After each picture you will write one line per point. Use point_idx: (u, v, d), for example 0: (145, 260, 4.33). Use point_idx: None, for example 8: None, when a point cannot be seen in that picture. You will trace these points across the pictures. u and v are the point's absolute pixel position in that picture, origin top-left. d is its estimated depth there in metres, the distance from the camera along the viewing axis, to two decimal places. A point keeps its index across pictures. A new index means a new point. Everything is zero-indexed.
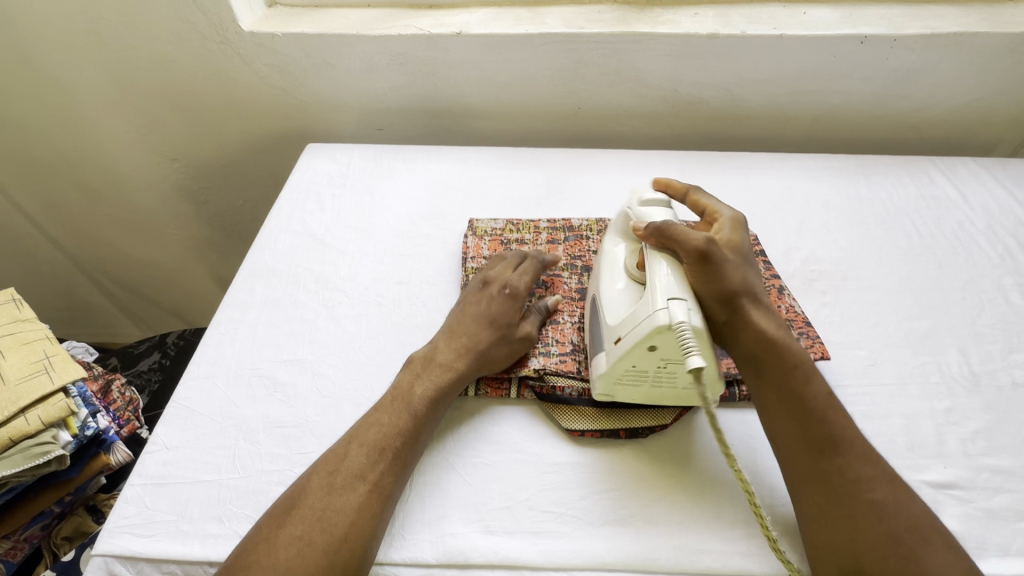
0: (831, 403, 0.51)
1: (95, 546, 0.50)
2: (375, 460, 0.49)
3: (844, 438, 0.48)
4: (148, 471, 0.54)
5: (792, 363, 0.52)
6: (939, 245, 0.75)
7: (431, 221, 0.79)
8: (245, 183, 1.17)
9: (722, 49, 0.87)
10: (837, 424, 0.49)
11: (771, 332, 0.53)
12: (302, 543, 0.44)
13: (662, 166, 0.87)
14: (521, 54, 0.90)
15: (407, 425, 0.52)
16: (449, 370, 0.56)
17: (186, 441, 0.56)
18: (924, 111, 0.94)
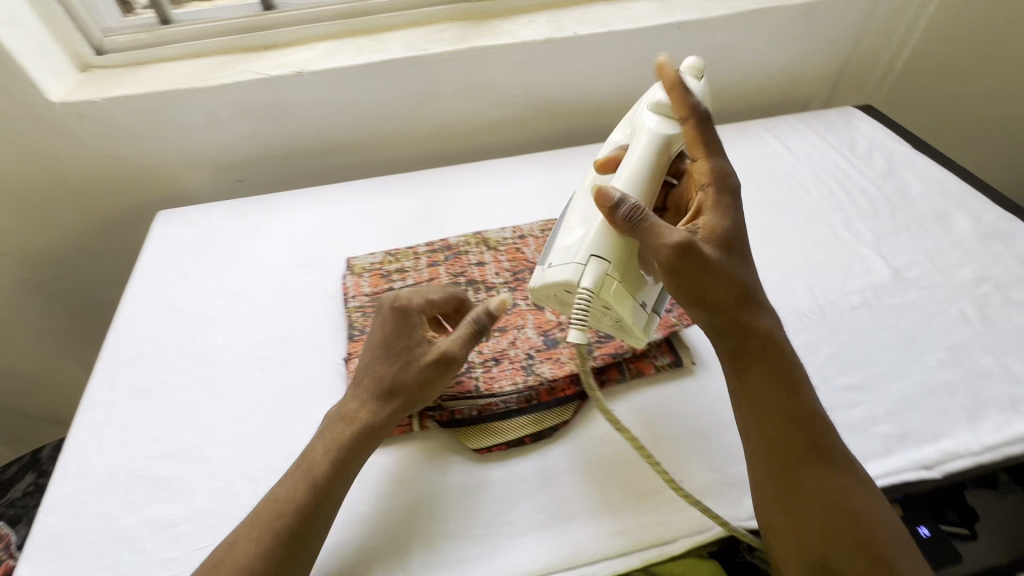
0: (786, 385, 0.51)
1: None
2: (266, 543, 0.46)
3: (785, 420, 0.50)
4: None
5: (780, 372, 0.51)
6: (777, 197, 0.84)
7: (307, 268, 0.76)
8: (100, 263, 1.06)
9: (561, 51, 0.92)
10: (778, 404, 0.50)
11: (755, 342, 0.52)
12: None
13: (528, 172, 0.91)
14: (371, 83, 0.89)
15: (308, 501, 0.48)
16: (357, 425, 0.52)
17: (57, 572, 0.50)
18: (747, 81, 1.05)
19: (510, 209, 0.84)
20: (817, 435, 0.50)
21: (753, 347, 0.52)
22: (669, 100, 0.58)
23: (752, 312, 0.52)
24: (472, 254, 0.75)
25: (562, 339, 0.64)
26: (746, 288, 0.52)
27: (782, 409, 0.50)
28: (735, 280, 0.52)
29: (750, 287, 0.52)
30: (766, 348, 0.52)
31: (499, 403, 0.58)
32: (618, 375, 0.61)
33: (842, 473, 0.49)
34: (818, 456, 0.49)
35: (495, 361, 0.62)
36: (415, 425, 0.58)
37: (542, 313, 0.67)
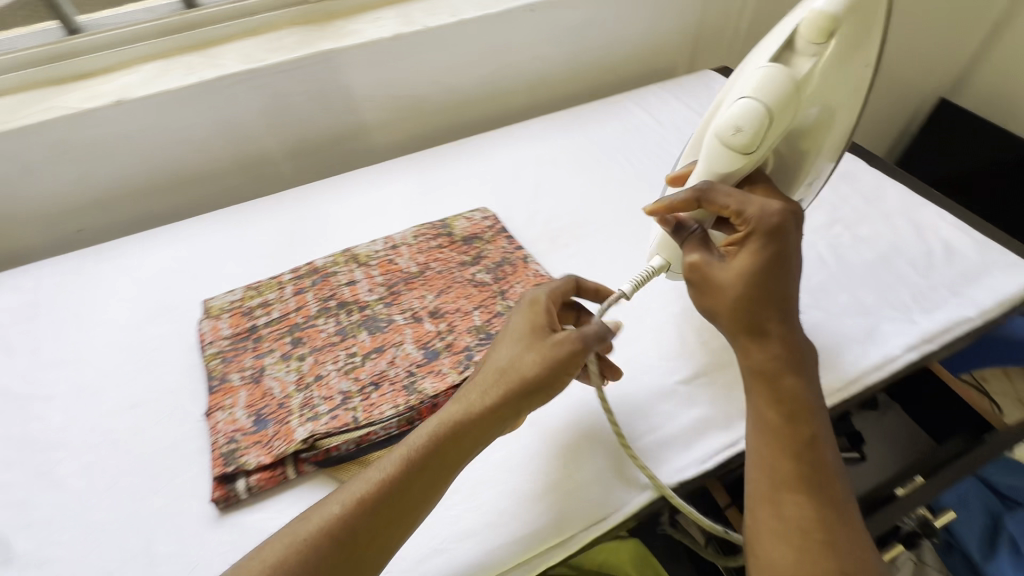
0: (800, 399, 0.48)
1: None
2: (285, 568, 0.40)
3: (789, 427, 0.47)
4: None
5: (784, 401, 0.48)
6: (648, 168, 0.86)
7: (159, 319, 0.69)
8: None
9: (414, 47, 0.88)
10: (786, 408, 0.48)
11: (761, 369, 0.49)
12: None
13: (399, 177, 0.87)
14: (209, 103, 0.81)
15: (367, 526, 0.42)
16: (430, 449, 0.45)
17: None
18: (610, 56, 1.06)
19: (381, 218, 0.80)
20: (817, 447, 0.46)
21: (765, 359, 0.49)
22: (730, 131, 0.53)
23: (768, 336, 0.49)
24: (342, 274, 0.70)
25: (442, 349, 0.61)
26: (764, 318, 0.49)
27: (790, 414, 0.47)
28: (755, 315, 0.49)
29: (774, 320, 0.49)
30: (784, 363, 0.49)
31: (379, 430, 0.55)
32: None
33: (835, 489, 0.45)
34: (813, 465, 0.45)
35: (373, 386, 0.59)
36: (291, 472, 0.53)
37: (420, 325, 0.64)
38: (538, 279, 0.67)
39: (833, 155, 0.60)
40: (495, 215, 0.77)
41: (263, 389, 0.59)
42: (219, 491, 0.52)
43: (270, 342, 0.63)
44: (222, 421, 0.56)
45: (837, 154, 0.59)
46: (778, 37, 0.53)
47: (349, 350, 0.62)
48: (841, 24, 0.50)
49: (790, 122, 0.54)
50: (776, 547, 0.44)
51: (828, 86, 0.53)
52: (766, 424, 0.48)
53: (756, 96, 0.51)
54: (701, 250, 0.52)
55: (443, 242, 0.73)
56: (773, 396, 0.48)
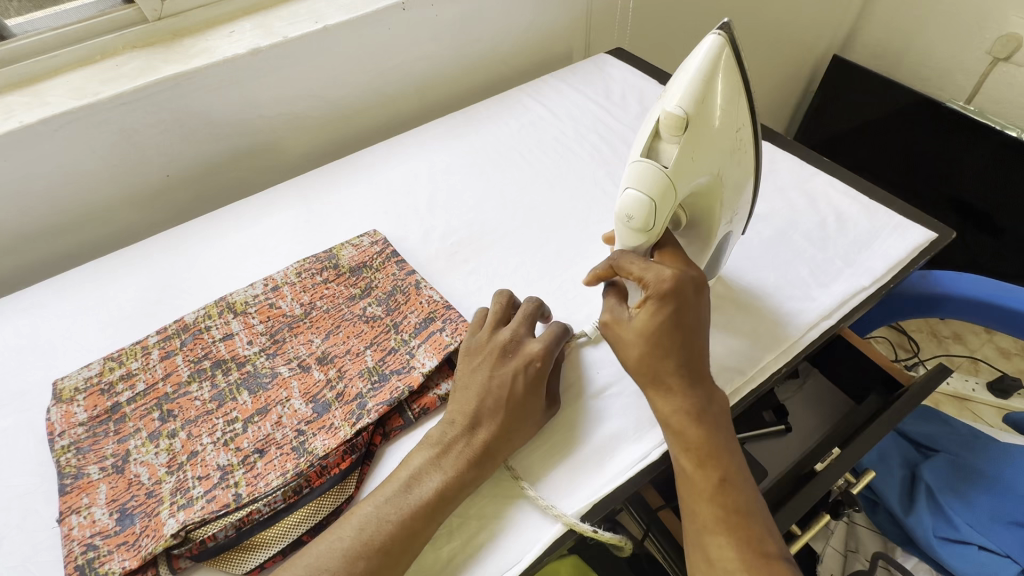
0: (706, 443, 0.47)
1: None
2: None
3: (698, 474, 0.47)
4: None
5: (694, 448, 0.47)
6: (546, 164, 0.82)
7: (5, 409, 0.60)
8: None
9: (278, 61, 0.80)
10: (694, 455, 0.47)
11: (671, 421, 0.48)
12: None
13: (282, 205, 0.79)
14: (39, 150, 0.71)
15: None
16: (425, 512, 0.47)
17: None
18: (500, 48, 1.01)
19: (262, 256, 0.73)
20: (726, 488, 0.46)
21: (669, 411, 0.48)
22: (626, 221, 0.48)
23: (669, 389, 0.48)
24: (216, 327, 0.63)
25: (333, 400, 0.56)
26: (667, 375, 0.48)
27: (698, 461, 0.47)
28: (660, 376, 0.48)
29: (678, 375, 0.48)
30: (687, 411, 0.48)
31: (261, 507, 0.48)
32: (403, 421, 0.55)
33: (749, 530, 0.45)
34: (726, 509, 0.45)
35: (256, 455, 0.53)
36: (165, 572, 0.47)
37: (308, 375, 0.58)
38: (432, 305, 0.62)
39: (750, 172, 0.51)
40: (386, 238, 0.71)
41: (128, 479, 0.52)
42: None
43: (135, 420, 0.56)
44: (79, 526, 0.49)
45: (750, 186, 0.53)
46: (645, 125, 0.47)
47: (228, 416, 0.55)
48: (698, 111, 0.43)
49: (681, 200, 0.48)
50: None
51: (709, 152, 0.46)
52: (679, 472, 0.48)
53: (631, 189, 0.46)
54: (614, 308, 0.52)
55: (329, 276, 0.67)
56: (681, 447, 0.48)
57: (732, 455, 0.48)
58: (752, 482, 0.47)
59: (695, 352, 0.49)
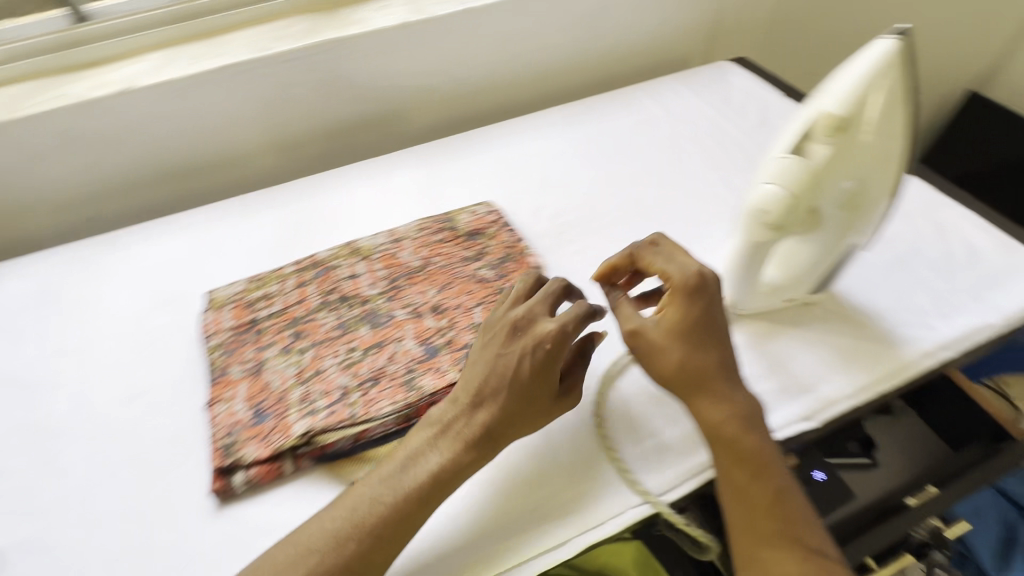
0: (759, 450, 0.47)
1: None
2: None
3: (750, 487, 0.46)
4: None
5: (748, 456, 0.46)
6: (659, 162, 0.83)
7: (164, 309, 0.69)
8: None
9: (423, 36, 0.86)
10: (746, 467, 0.46)
11: (723, 428, 0.47)
12: None
13: (406, 168, 0.86)
14: (214, 92, 0.81)
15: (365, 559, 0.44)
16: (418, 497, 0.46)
17: None
18: (623, 46, 1.03)
19: (384, 212, 0.79)
20: (783, 494, 0.46)
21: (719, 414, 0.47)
22: (760, 213, 0.49)
23: (715, 384, 0.48)
24: (344, 266, 0.69)
25: (442, 346, 0.60)
26: (711, 378, 0.48)
27: (752, 474, 0.46)
28: (705, 384, 0.48)
29: (719, 376, 0.48)
30: (739, 419, 0.47)
31: (376, 426, 0.54)
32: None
33: (810, 538, 0.44)
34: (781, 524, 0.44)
35: (372, 381, 0.58)
36: (288, 466, 0.53)
37: (421, 321, 0.63)
38: (540, 275, 0.66)
39: (888, 195, 0.52)
40: (501, 211, 0.75)
41: (262, 382, 0.59)
42: (217, 484, 0.52)
43: (271, 334, 0.63)
44: (223, 414, 0.56)
45: (885, 210, 0.53)
46: (790, 127, 0.48)
47: (349, 344, 0.61)
48: (855, 116, 0.45)
49: (818, 203, 0.48)
50: None
51: (853, 160, 0.47)
52: (731, 487, 0.46)
53: (770, 183, 0.48)
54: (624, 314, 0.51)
55: (446, 236, 0.72)
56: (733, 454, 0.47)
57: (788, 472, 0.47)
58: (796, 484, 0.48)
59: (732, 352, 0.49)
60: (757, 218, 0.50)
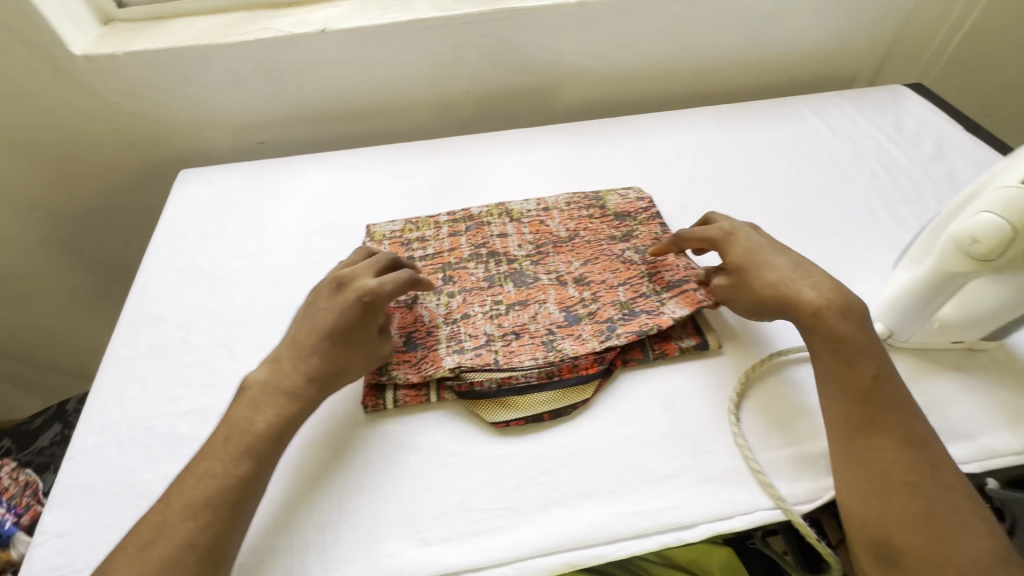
0: (860, 342, 0.52)
1: None
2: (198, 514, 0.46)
3: (854, 432, 0.50)
4: (39, 566, 0.48)
5: (845, 342, 0.52)
6: (816, 178, 0.81)
7: (327, 234, 0.75)
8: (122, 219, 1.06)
9: (595, 17, 0.87)
10: (843, 356, 0.52)
11: (823, 312, 0.54)
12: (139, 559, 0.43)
13: (555, 142, 0.88)
14: (395, 44, 0.86)
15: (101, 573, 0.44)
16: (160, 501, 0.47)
17: (81, 522, 0.51)
18: (788, 55, 0.99)
19: (532, 180, 0.81)
20: (881, 383, 0.51)
21: (835, 361, 0.52)
22: (968, 241, 0.50)
23: (823, 323, 0.53)
24: (494, 224, 0.73)
25: (585, 315, 0.62)
26: (792, 301, 0.55)
27: (848, 362, 0.52)
28: (778, 296, 0.56)
29: (798, 295, 0.55)
30: (843, 314, 0.54)
31: (518, 375, 0.56)
32: (644, 356, 0.59)
33: (901, 430, 0.49)
34: (883, 473, 0.47)
35: (515, 334, 0.60)
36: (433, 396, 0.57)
37: (565, 289, 0.65)
38: (688, 267, 0.66)
39: None
40: (650, 199, 0.76)
41: (415, 315, 0.63)
42: (370, 398, 0.57)
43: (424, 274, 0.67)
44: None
45: None
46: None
47: (496, 297, 0.64)
48: None
49: None
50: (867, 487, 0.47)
51: None
52: (830, 372, 0.52)
53: (989, 214, 0.49)
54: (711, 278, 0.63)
55: (594, 214, 0.73)
56: (844, 400, 0.51)
57: (914, 441, 0.48)
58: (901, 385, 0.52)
59: (804, 277, 0.57)
60: (956, 246, 0.51)
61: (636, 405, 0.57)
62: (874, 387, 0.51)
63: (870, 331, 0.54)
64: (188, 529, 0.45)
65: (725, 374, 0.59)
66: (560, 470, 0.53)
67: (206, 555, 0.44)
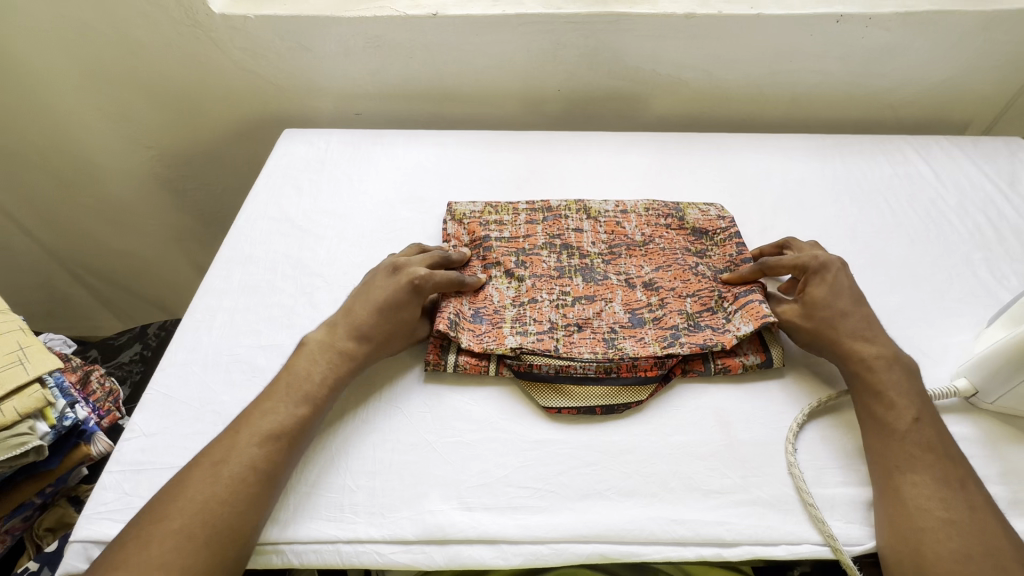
0: (900, 386, 0.53)
1: (74, 531, 0.50)
2: (265, 443, 0.50)
3: (891, 469, 0.49)
4: (126, 458, 0.54)
5: (884, 387, 0.53)
6: (912, 221, 0.77)
7: (410, 206, 0.79)
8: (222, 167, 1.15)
9: (701, 30, 0.87)
10: (882, 399, 0.53)
11: (868, 359, 0.55)
12: (212, 471, 0.48)
13: (640, 149, 0.88)
14: (500, 35, 0.89)
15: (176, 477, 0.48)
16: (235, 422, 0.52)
17: (164, 427, 0.56)
18: (898, 91, 0.95)
19: (613, 184, 0.82)
20: (922, 427, 0.50)
21: (875, 401, 0.53)
22: None
23: (870, 368, 0.54)
24: (571, 218, 0.74)
25: (649, 320, 0.62)
26: (844, 346, 0.56)
27: (886, 405, 0.52)
28: (835, 343, 0.56)
29: (852, 343, 0.56)
30: (886, 360, 0.54)
31: (575, 365, 0.57)
32: (702, 369, 0.59)
33: (941, 472, 0.48)
34: (921, 510, 0.46)
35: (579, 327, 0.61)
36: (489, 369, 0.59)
37: (632, 291, 0.65)
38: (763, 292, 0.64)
39: None
40: (731, 216, 0.74)
41: (484, 293, 0.64)
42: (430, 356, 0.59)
43: (498, 255, 0.68)
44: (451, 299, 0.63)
45: None
46: None
47: (564, 287, 0.65)
48: None
49: None
50: (902, 526, 0.46)
51: None
52: (867, 414, 0.53)
53: None
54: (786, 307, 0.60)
55: (671, 224, 0.73)
56: (882, 439, 0.51)
57: (952, 480, 0.48)
58: (948, 434, 0.51)
59: (867, 326, 0.57)
60: None
61: (689, 416, 0.56)
62: (914, 427, 0.51)
63: (914, 379, 0.54)
64: (254, 454, 0.49)
65: (787, 401, 0.57)
66: (605, 464, 0.53)
67: (268, 479, 0.49)
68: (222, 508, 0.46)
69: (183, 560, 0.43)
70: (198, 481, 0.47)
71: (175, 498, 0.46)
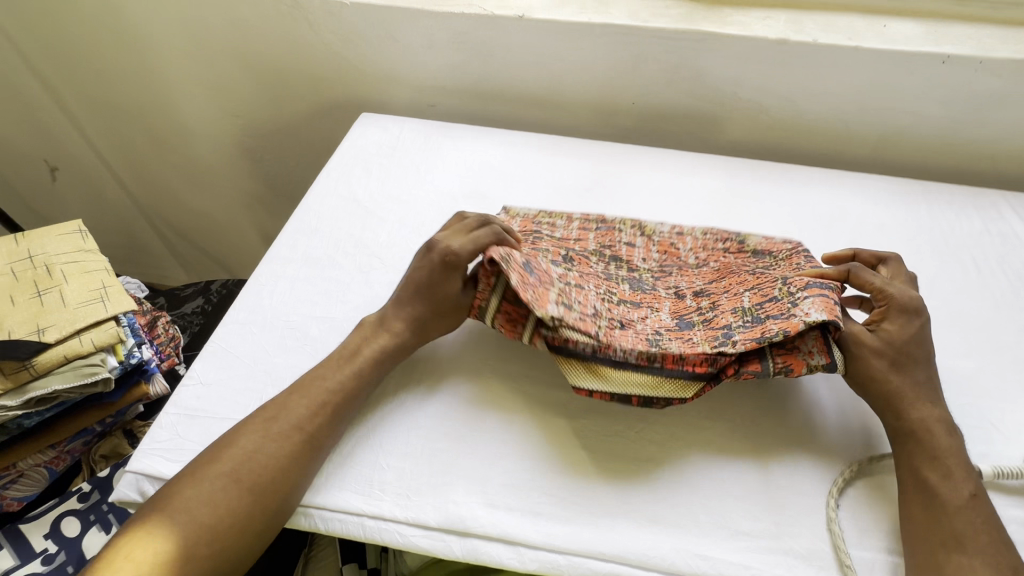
0: (955, 457, 0.49)
1: (130, 462, 0.54)
2: (313, 412, 0.53)
3: (937, 544, 0.46)
4: (182, 403, 0.58)
5: (940, 455, 0.49)
6: (999, 283, 0.71)
7: (472, 200, 0.81)
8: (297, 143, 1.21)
9: (791, 57, 0.84)
10: (938, 467, 0.49)
11: (926, 421, 0.51)
12: (263, 425, 0.52)
13: (710, 172, 0.85)
14: (581, 43, 0.89)
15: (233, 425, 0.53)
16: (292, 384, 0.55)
17: (219, 379, 0.60)
18: (1002, 144, 0.88)
19: (677, 204, 0.81)
20: (976, 505, 0.47)
21: (930, 470, 0.49)
22: None
23: (928, 430, 0.51)
24: (624, 233, 0.73)
25: (698, 323, 0.59)
26: (902, 402, 0.52)
27: (943, 475, 0.49)
28: (897, 396, 0.52)
29: (912, 400, 0.52)
30: (946, 426, 0.51)
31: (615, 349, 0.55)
32: (756, 372, 0.55)
33: (993, 557, 0.45)
34: None
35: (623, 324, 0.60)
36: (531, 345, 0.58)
37: (680, 301, 0.63)
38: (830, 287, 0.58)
39: None
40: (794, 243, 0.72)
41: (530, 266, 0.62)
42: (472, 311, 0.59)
43: (547, 246, 0.67)
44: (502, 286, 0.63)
45: None
46: None
47: (610, 288, 0.63)
48: None
49: None
50: None
51: None
52: (917, 478, 0.49)
53: None
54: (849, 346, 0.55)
55: (729, 248, 0.70)
56: (931, 508, 0.48)
57: (1004, 567, 0.44)
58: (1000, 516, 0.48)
59: (930, 389, 0.53)
60: None
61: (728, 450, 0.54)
62: (970, 503, 0.47)
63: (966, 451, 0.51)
64: (301, 416, 0.52)
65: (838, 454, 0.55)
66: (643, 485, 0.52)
67: (310, 442, 0.52)
68: (267, 462, 0.50)
69: (227, 501, 0.48)
70: (247, 435, 0.51)
71: (231, 444, 0.51)
